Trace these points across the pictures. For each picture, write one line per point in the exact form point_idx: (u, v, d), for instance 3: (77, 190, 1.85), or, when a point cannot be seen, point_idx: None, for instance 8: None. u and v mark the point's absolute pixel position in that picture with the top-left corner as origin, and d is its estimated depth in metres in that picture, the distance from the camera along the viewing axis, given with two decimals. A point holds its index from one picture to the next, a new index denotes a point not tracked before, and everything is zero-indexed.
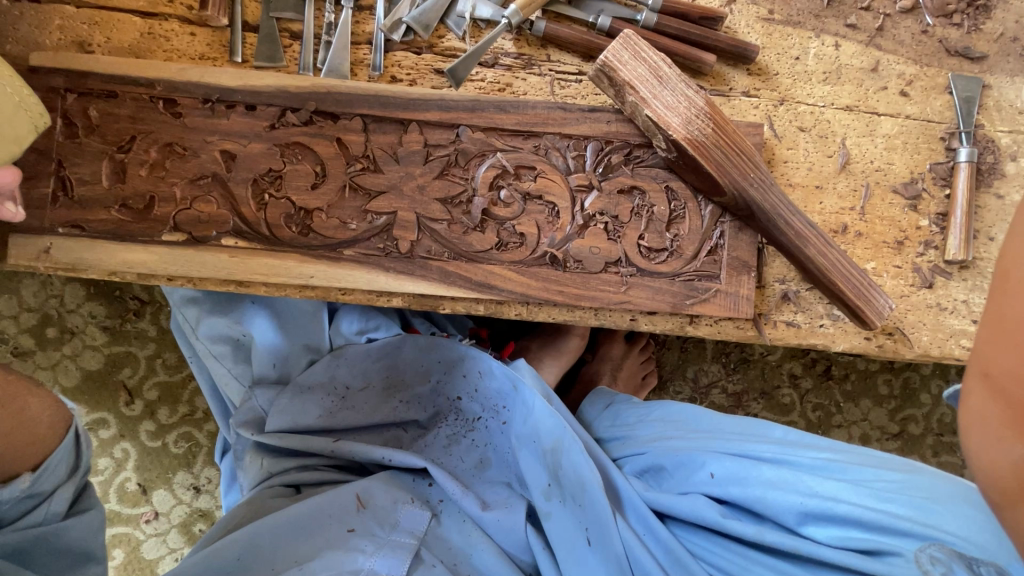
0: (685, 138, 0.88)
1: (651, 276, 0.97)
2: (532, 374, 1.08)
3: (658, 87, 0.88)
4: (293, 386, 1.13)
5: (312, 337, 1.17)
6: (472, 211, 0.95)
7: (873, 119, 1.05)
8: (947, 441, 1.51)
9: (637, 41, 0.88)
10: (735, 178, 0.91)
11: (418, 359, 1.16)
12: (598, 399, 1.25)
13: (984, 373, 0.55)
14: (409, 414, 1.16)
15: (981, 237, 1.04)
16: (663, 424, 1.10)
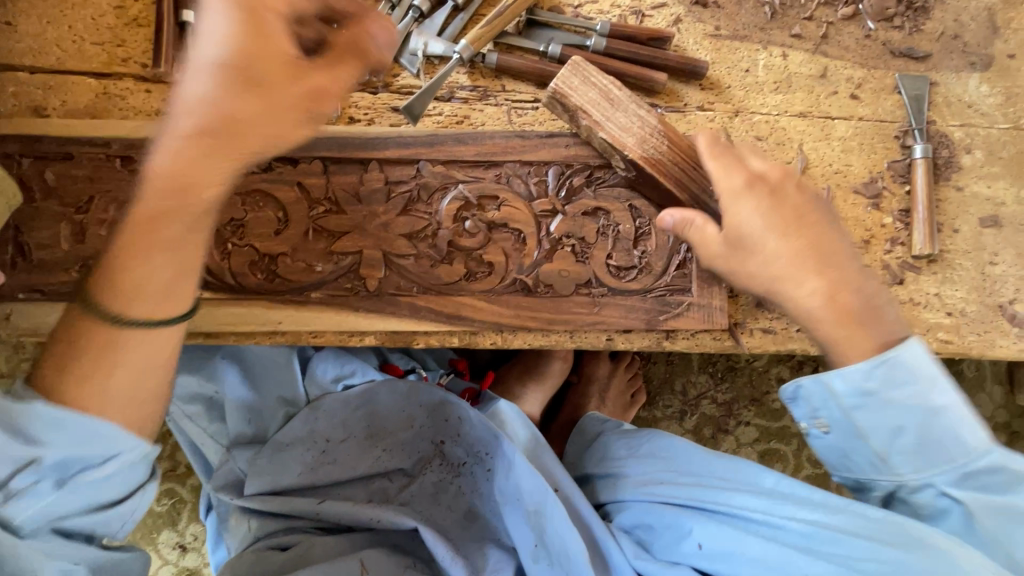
0: (641, 157, 0.91)
1: (622, 295, 0.97)
2: (518, 416, 1.15)
3: (610, 110, 0.92)
4: (272, 443, 1.14)
5: (287, 390, 1.18)
6: (439, 244, 0.95)
7: (828, 123, 1.06)
8: None
9: (587, 67, 0.92)
10: (696, 193, 0.93)
11: (396, 404, 1.17)
12: (589, 427, 1.22)
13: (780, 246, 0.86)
14: (394, 463, 1.17)
15: (945, 230, 1.06)
16: (650, 463, 1.06)
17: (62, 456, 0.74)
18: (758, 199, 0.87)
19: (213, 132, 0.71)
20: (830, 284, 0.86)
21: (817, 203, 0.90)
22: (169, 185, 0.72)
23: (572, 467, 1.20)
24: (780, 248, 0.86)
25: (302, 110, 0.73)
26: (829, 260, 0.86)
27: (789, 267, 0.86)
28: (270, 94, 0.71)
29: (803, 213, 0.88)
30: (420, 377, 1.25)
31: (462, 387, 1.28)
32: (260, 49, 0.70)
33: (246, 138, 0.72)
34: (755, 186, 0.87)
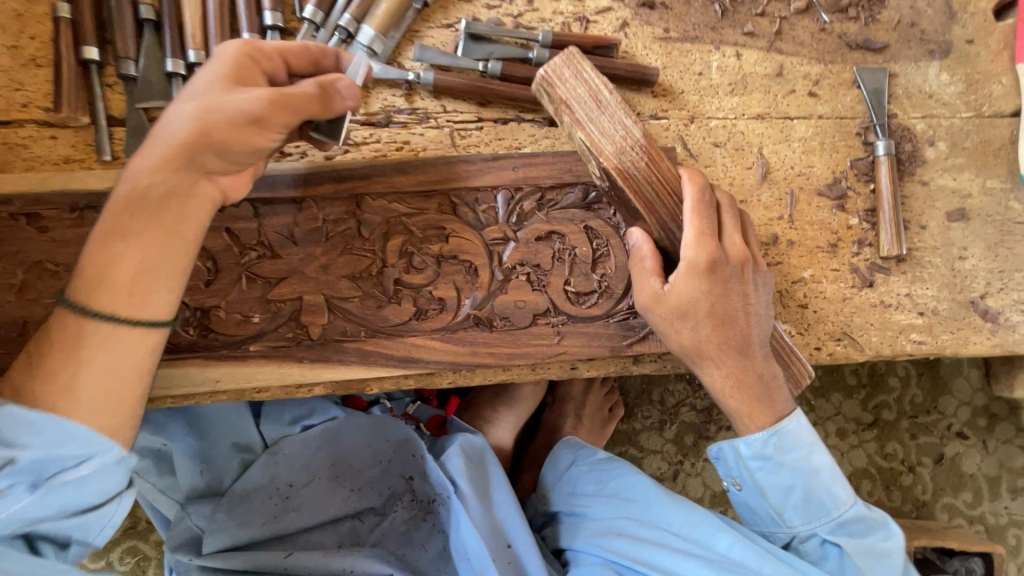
0: (615, 168, 0.83)
1: (583, 322, 0.92)
2: (481, 448, 1.07)
3: (596, 112, 0.83)
4: (230, 495, 1.08)
5: (242, 434, 1.11)
6: (385, 284, 0.89)
7: (787, 124, 1.02)
8: (922, 422, 1.51)
9: (586, 69, 0.84)
10: (664, 220, 0.85)
11: (361, 441, 1.13)
12: (562, 456, 1.15)
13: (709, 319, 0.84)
14: (362, 503, 1.11)
15: (912, 227, 1.03)
16: (612, 503, 1.04)
17: (41, 457, 0.65)
18: (699, 286, 0.82)
19: (170, 138, 0.69)
20: (739, 369, 0.86)
21: (762, 299, 0.87)
22: (126, 182, 0.70)
23: (543, 501, 1.15)
24: (704, 334, 0.84)
25: (248, 117, 0.69)
26: (748, 348, 0.86)
27: (708, 346, 0.85)
28: (220, 99, 0.69)
29: (746, 309, 0.85)
30: (385, 408, 1.20)
31: (428, 415, 1.24)
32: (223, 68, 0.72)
33: (193, 139, 0.69)
34: (708, 275, 0.82)
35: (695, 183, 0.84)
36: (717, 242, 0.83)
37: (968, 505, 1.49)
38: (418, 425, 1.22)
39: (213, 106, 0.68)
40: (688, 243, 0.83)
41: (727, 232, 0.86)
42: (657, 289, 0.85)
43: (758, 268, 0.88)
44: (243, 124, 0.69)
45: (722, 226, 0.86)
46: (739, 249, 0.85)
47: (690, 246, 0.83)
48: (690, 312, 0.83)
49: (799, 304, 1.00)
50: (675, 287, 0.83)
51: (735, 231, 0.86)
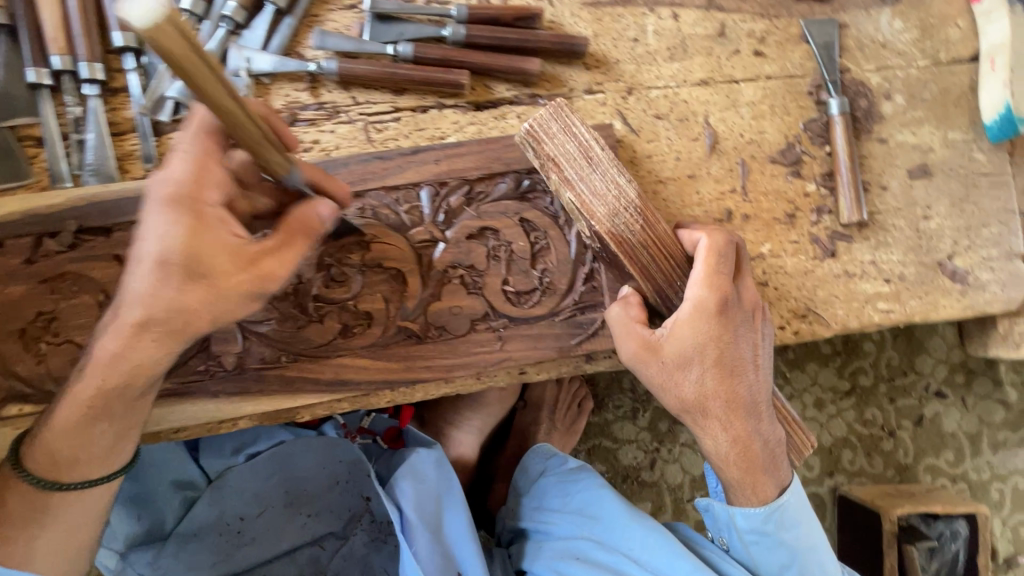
0: (607, 232, 0.78)
1: (527, 323, 0.84)
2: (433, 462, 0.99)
3: (587, 169, 0.79)
4: (174, 537, 0.99)
5: (179, 471, 1.03)
6: (302, 302, 0.80)
7: (734, 88, 0.94)
8: (900, 385, 1.47)
9: (575, 123, 0.80)
10: (660, 284, 0.81)
11: (314, 464, 1.05)
12: (532, 465, 1.16)
13: (714, 370, 0.79)
14: (322, 528, 1.05)
15: (873, 188, 0.96)
16: (576, 521, 1.02)
17: None
18: (705, 330, 0.78)
19: (171, 329, 0.61)
20: (743, 429, 0.82)
21: (764, 358, 0.84)
22: (123, 367, 0.64)
23: (511, 517, 1.14)
24: (705, 387, 0.80)
25: (245, 300, 0.62)
26: (750, 407, 0.82)
27: (712, 401, 0.80)
28: (202, 284, 0.59)
29: (751, 358, 0.82)
30: (338, 424, 1.12)
31: (384, 426, 1.16)
32: (195, 242, 0.58)
33: (198, 326, 0.62)
34: (718, 317, 0.78)
35: (708, 233, 0.81)
36: (729, 284, 0.79)
37: (951, 464, 1.47)
38: (375, 438, 1.15)
39: (201, 300, 0.60)
40: (698, 281, 0.78)
41: (741, 278, 0.83)
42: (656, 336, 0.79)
43: (766, 322, 0.85)
44: (239, 308, 0.62)
45: (738, 272, 0.82)
46: (746, 303, 0.82)
47: (697, 288, 0.78)
48: (694, 360, 0.78)
49: (758, 282, 0.93)
50: (671, 334, 0.78)
51: (747, 275, 0.83)
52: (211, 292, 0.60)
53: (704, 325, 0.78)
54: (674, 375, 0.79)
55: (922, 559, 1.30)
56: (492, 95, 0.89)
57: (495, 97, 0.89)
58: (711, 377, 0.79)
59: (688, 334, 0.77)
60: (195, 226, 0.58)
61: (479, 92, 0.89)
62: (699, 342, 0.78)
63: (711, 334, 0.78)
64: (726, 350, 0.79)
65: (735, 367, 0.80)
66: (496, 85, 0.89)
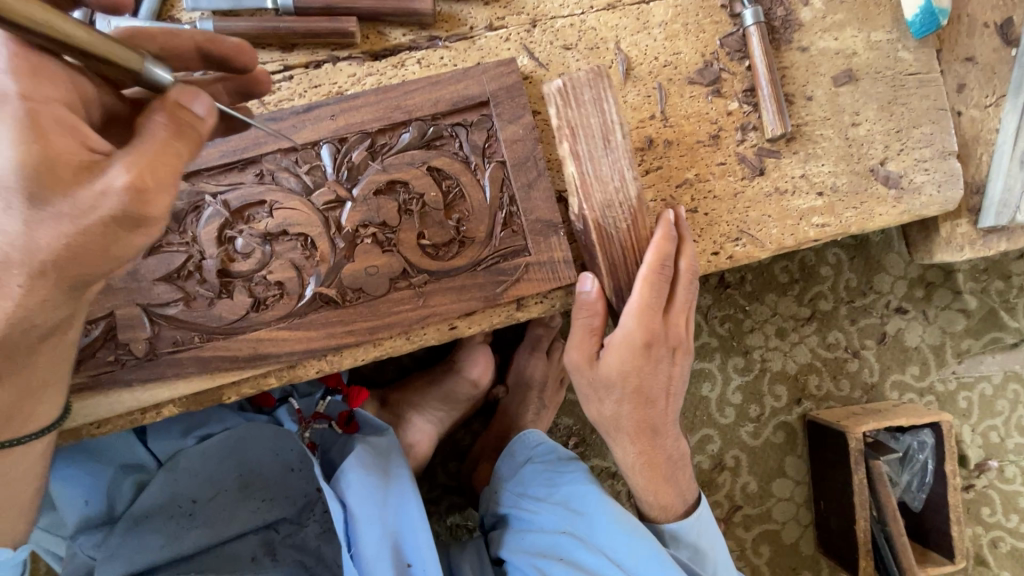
0: (593, 221, 0.81)
1: (449, 277, 0.82)
2: (397, 455, 1.02)
3: (598, 150, 0.80)
4: (123, 520, 0.95)
5: (130, 455, 0.99)
6: (208, 278, 0.77)
7: (643, 10, 0.90)
8: (860, 306, 1.46)
9: (607, 100, 0.79)
10: (621, 286, 0.83)
11: (269, 452, 1.03)
12: (519, 451, 1.13)
13: (632, 394, 0.85)
14: (275, 513, 1.01)
15: (797, 100, 0.93)
16: (559, 513, 1.00)
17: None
18: (628, 360, 0.82)
19: (35, 266, 0.54)
20: (652, 450, 0.90)
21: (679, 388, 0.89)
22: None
23: (493, 500, 1.11)
24: (620, 410, 0.86)
25: (126, 221, 0.53)
26: (658, 429, 0.89)
27: (626, 423, 0.87)
28: (76, 205, 0.51)
29: (666, 390, 0.87)
30: (292, 409, 1.03)
31: (339, 409, 1.07)
32: (32, 154, 0.50)
33: (68, 268, 0.55)
34: (644, 351, 0.82)
35: (658, 257, 0.80)
36: (658, 320, 0.82)
37: (916, 378, 1.48)
38: (330, 424, 1.05)
39: (75, 228, 0.52)
40: (632, 312, 0.81)
41: (675, 311, 0.85)
42: (592, 351, 0.85)
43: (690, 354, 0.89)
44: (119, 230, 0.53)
45: (673, 304, 0.85)
46: (676, 333, 0.85)
47: (631, 320, 0.81)
48: (615, 384, 0.84)
49: (688, 210, 0.91)
50: (603, 352, 0.84)
51: (681, 307, 0.85)
52: (70, 222, 0.51)
53: (626, 355, 0.82)
54: (598, 389, 0.86)
55: (889, 469, 1.36)
56: (388, 42, 0.84)
57: (391, 44, 0.84)
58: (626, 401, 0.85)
59: (611, 361, 0.83)
60: (29, 138, 0.51)
61: (373, 40, 0.84)
62: (619, 370, 0.83)
63: (633, 364, 0.83)
64: (645, 378, 0.84)
65: (652, 392, 0.86)
66: (391, 31, 0.84)
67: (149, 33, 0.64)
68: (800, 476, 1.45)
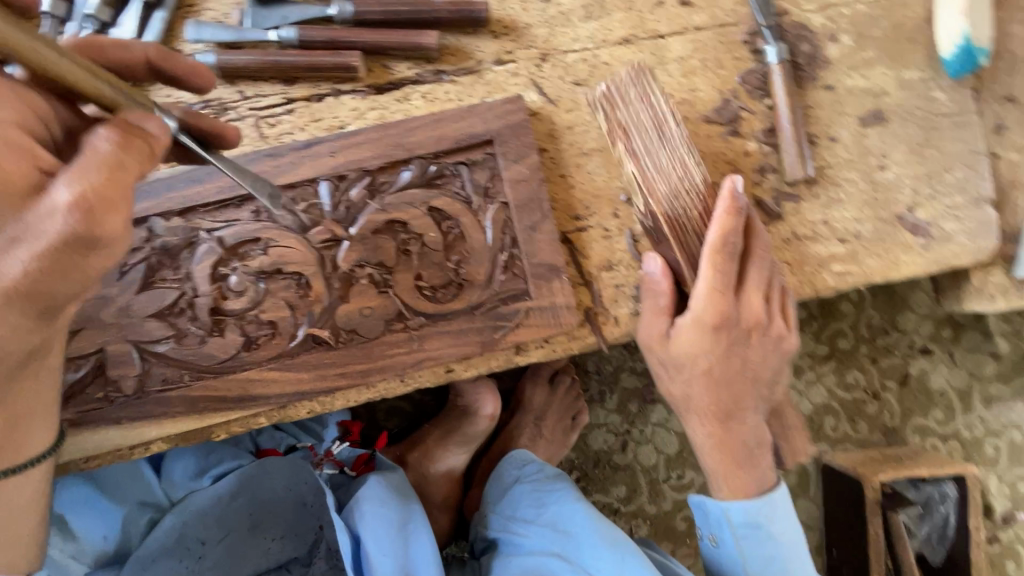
0: (663, 213, 0.78)
1: (446, 321, 0.79)
2: (398, 479, 1.00)
3: (655, 143, 0.78)
4: (132, 562, 0.93)
5: (146, 491, 0.98)
6: (200, 316, 0.75)
7: (659, 44, 0.86)
8: (882, 345, 1.40)
9: (653, 95, 0.78)
10: (694, 262, 0.79)
11: (281, 485, 1.01)
12: (507, 471, 1.09)
13: (705, 376, 0.79)
14: (287, 554, 0.99)
15: (821, 141, 0.89)
16: (548, 535, 0.97)
17: None
18: (701, 342, 0.77)
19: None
20: (724, 432, 0.83)
21: (767, 365, 0.81)
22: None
23: (482, 524, 1.08)
24: (688, 393, 0.82)
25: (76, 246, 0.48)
26: (737, 413, 0.81)
27: (699, 401, 0.81)
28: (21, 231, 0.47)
29: (747, 371, 0.80)
30: (306, 452, 1.08)
31: (353, 454, 1.10)
32: None
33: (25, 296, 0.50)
34: (718, 332, 0.77)
35: (726, 231, 0.75)
36: (730, 298, 0.76)
37: (939, 423, 1.40)
38: (342, 469, 1.08)
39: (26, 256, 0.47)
40: (699, 291, 0.76)
41: (751, 288, 0.79)
42: (664, 329, 0.80)
43: (781, 335, 0.81)
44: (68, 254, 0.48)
45: (748, 281, 0.79)
46: (758, 311, 0.78)
47: (700, 302, 0.76)
48: (688, 366, 0.79)
49: None
50: (676, 333, 0.79)
51: (757, 285, 0.79)
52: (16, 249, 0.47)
53: (696, 336, 0.77)
54: (671, 370, 0.81)
55: (908, 521, 1.27)
56: (392, 75, 0.82)
57: (395, 77, 0.82)
58: (700, 382, 0.80)
59: (681, 342, 0.78)
60: None
61: (377, 73, 0.81)
62: (689, 352, 0.78)
63: (704, 346, 0.77)
64: (720, 357, 0.78)
65: (727, 374, 0.79)
66: (396, 64, 0.82)
67: (98, 44, 0.63)
68: (813, 520, 1.39)
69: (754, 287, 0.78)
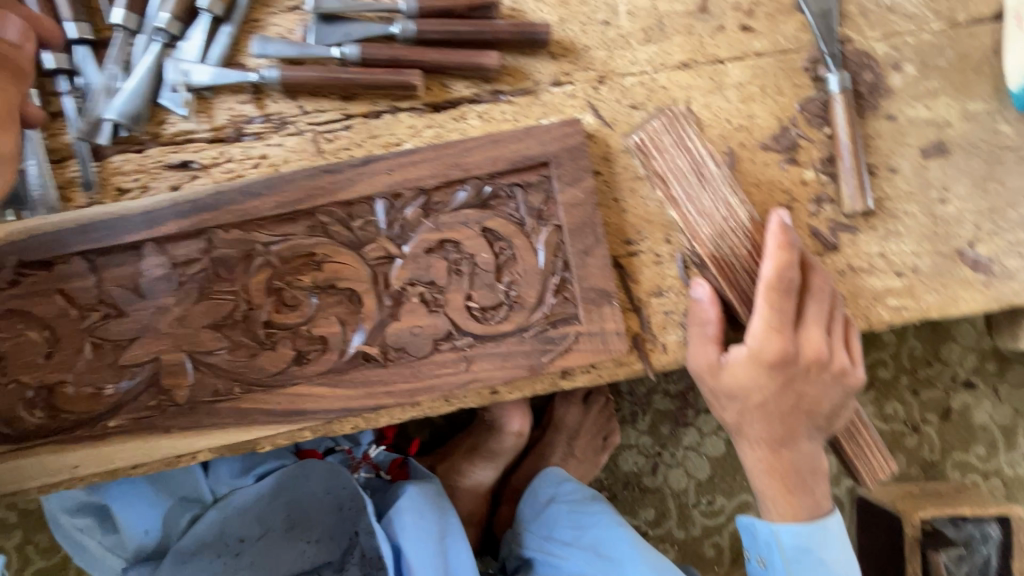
0: (710, 253, 0.80)
1: (494, 342, 0.78)
2: (436, 491, 1.01)
3: (697, 185, 0.80)
4: (173, 555, 0.96)
5: (189, 487, 1.00)
6: (254, 328, 0.76)
7: (719, 70, 0.85)
8: (924, 377, 1.36)
9: (689, 138, 0.80)
10: (745, 296, 0.80)
11: (320, 486, 1.01)
12: (541, 490, 1.08)
13: (759, 406, 0.78)
14: (321, 557, 0.98)
15: (880, 172, 0.87)
16: (587, 558, 0.98)
17: None
18: (755, 373, 0.76)
19: None
20: (776, 458, 0.81)
21: (826, 397, 0.78)
22: None
23: (516, 542, 1.08)
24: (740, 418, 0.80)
25: None
26: (791, 441, 0.79)
27: (751, 429, 0.80)
28: None
29: (805, 402, 0.78)
30: (343, 455, 1.09)
31: (388, 458, 1.12)
32: None
33: None
34: (771, 365, 0.75)
35: (780, 266, 0.74)
36: (786, 332, 0.75)
37: (981, 459, 1.36)
38: (379, 472, 1.11)
39: None
40: (754, 324, 0.75)
41: (809, 322, 0.77)
42: (713, 359, 0.79)
43: (844, 369, 0.78)
44: None
45: (806, 314, 0.77)
46: (817, 344, 0.76)
47: (754, 335, 0.75)
48: (741, 396, 0.78)
49: None
50: (728, 363, 0.77)
51: (816, 319, 0.77)
52: None
53: (749, 367, 0.76)
54: (722, 398, 0.80)
55: (947, 561, 1.18)
56: (450, 94, 0.82)
57: (453, 96, 0.82)
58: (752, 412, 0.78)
59: (733, 373, 0.77)
60: None
61: (435, 92, 0.82)
62: (741, 382, 0.77)
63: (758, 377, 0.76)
64: (775, 389, 0.76)
65: (783, 403, 0.77)
66: (454, 83, 0.82)
67: None
68: None
69: (813, 320, 0.77)
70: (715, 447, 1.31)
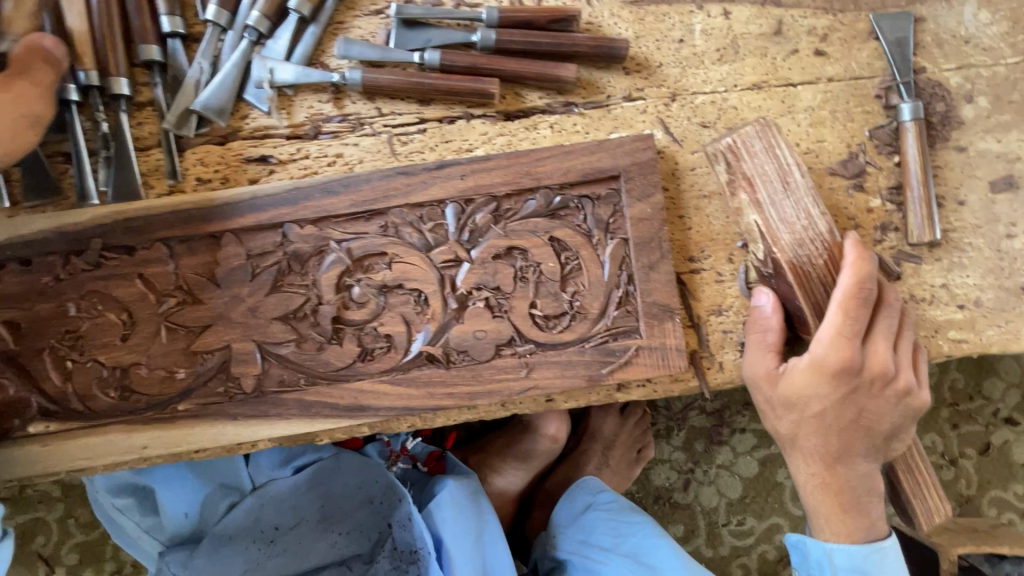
0: (789, 261, 0.76)
1: (555, 350, 0.79)
2: (473, 489, 1.01)
3: (781, 193, 0.76)
4: (211, 541, 0.97)
5: (229, 474, 1.00)
6: (322, 322, 0.77)
7: (790, 92, 0.85)
8: (965, 411, 1.34)
9: (779, 147, 0.76)
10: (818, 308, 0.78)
11: (355, 479, 1.02)
12: (580, 497, 1.08)
13: (816, 418, 0.77)
14: (352, 548, 1.01)
15: (947, 203, 0.86)
16: (629, 566, 0.97)
17: None
18: (818, 384, 0.76)
19: None
20: (831, 476, 0.80)
21: (885, 417, 0.78)
22: None
23: (550, 544, 1.08)
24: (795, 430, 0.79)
25: None
26: (845, 458, 0.79)
27: (806, 443, 0.79)
28: None
29: (865, 419, 0.77)
30: (381, 445, 1.07)
31: (426, 450, 1.12)
32: None
33: None
34: (836, 377, 0.75)
35: (854, 279, 0.75)
36: (855, 345, 0.75)
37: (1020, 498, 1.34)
38: (415, 464, 1.10)
39: None
40: (824, 334, 0.75)
41: (877, 338, 0.77)
42: (771, 368, 0.79)
43: (908, 388, 0.77)
44: None
45: (873, 331, 0.77)
46: (883, 360, 0.76)
47: (823, 346, 0.75)
48: (800, 406, 0.77)
49: None
50: (790, 372, 0.77)
51: (883, 336, 0.77)
52: None
53: (812, 378, 0.76)
54: (779, 408, 0.79)
55: None
56: (524, 103, 0.83)
57: (526, 106, 0.83)
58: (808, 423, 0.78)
59: (795, 383, 0.77)
60: None
61: (509, 100, 0.83)
62: (802, 392, 0.77)
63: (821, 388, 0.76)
64: (836, 402, 0.76)
65: (841, 419, 0.77)
66: (528, 93, 0.83)
67: None
68: None
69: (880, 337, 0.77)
70: (749, 467, 1.30)
